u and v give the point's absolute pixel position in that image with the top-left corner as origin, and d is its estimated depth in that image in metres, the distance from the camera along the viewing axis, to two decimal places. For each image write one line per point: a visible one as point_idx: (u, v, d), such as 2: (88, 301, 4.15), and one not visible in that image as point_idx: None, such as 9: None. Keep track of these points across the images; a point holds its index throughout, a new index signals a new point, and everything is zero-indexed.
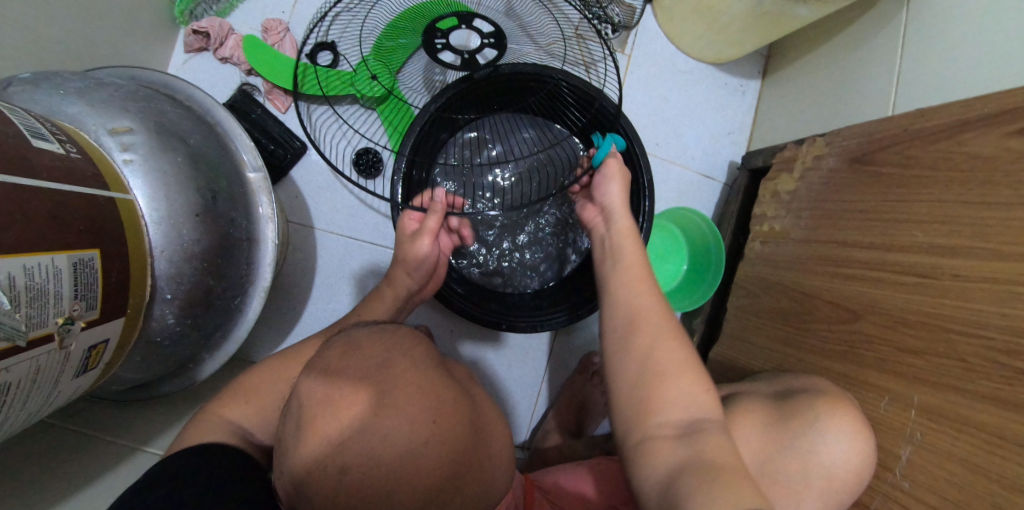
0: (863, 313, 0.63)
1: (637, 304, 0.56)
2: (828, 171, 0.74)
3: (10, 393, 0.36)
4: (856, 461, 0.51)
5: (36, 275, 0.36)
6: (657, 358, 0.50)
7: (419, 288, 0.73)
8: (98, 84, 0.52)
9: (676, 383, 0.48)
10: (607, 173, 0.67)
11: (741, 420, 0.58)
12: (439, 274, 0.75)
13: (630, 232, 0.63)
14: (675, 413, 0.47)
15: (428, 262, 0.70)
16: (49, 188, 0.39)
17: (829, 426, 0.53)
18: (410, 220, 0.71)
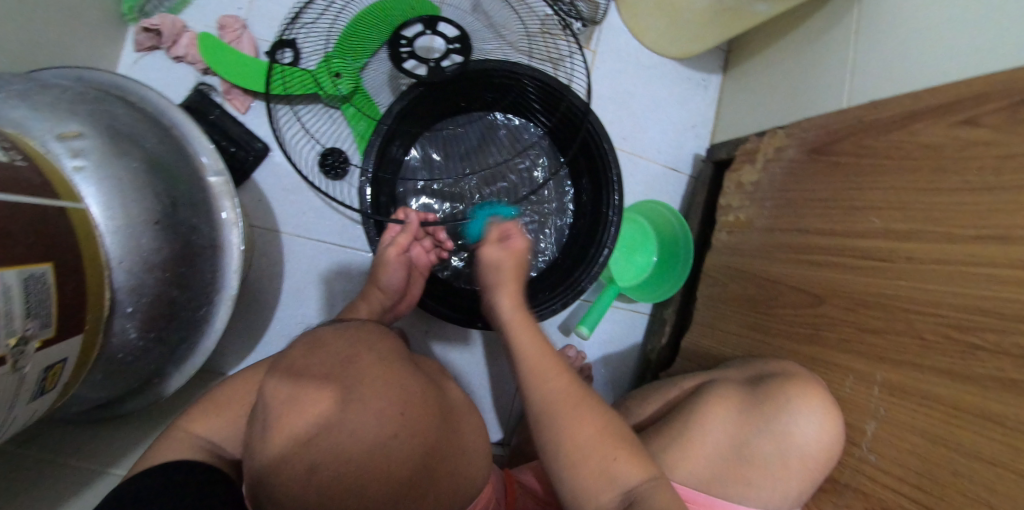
0: (826, 297, 0.66)
1: (545, 393, 0.55)
2: (788, 162, 0.76)
3: None
4: (827, 440, 0.54)
5: None
6: (572, 446, 0.51)
7: (395, 303, 0.72)
8: (42, 86, 0.48)
9: (596, 462, 0.50)
10: (487, 268, 0.62)
11: (715, 406, 0.59)
12: (416, 291, 0.74)
13: (524, 321, 0.61)
14: (609, 493, 0.49)
15: (404, 276, 0.70)
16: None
17: (801, 408, 0.55)
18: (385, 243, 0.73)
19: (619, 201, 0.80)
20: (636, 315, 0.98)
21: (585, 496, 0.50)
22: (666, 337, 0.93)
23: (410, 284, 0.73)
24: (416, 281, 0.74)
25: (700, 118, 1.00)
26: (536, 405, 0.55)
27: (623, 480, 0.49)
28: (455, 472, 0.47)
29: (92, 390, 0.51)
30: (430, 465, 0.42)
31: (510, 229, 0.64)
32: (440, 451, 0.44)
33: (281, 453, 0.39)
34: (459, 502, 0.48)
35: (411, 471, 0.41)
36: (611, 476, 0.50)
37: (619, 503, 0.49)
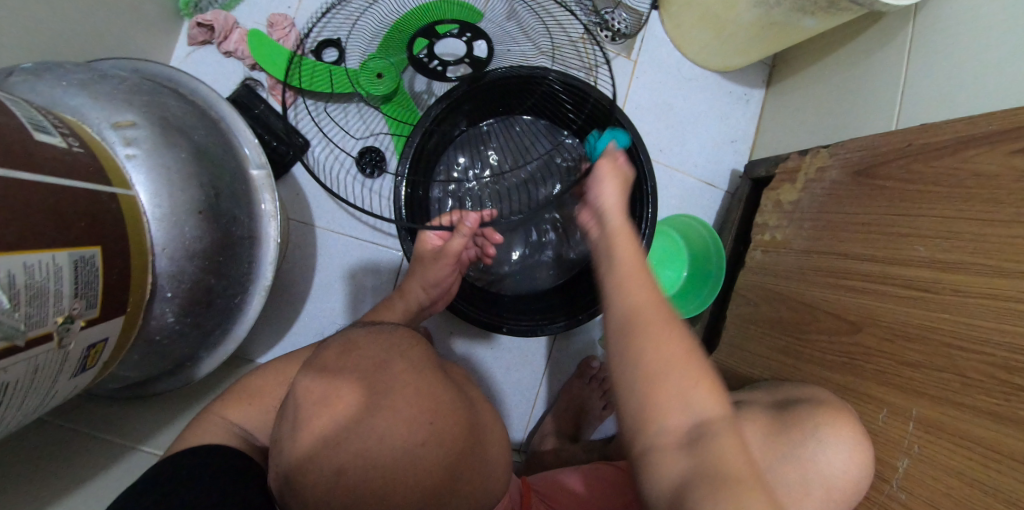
0: (864, 325, 0.64)
1: (629, 298, 0.49)
2: (831, 183, 0.73)
3: (9, 393, 0.36)
4: (853, 471, 0.51)
5: (36, 273, 0.35)
6: (654, 358, 0.46)
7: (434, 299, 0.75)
8: (101, 76, 0.51)
9: (669, 382, 0.45)
10: (599, 174, 0.59)
11: (740, 430, 0.58)
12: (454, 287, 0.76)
13: (627, 227, 0.55)
14: (675, 418, 0.44)
15: (445, 276, 0.72)
16: (51, 183, 0.38)
17: (830, 436, 0.53)
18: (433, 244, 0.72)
19: (653, 214, 0.79)
20: None
21: (653, 404, 0.45)
22: None
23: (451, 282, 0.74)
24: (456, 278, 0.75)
25: (740, 131, 0.97)
26: (620, 311, 0.49)
27: (696, 409, 0.44)
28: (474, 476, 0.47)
29: (130, 370, 0.53)
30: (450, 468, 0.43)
31: (621, 156, 0.62)
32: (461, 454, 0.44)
33: (306, 446, 0.40)
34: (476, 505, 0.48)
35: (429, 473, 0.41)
36: (686, 402, 0.44)
37: (686, 431, 0.43)
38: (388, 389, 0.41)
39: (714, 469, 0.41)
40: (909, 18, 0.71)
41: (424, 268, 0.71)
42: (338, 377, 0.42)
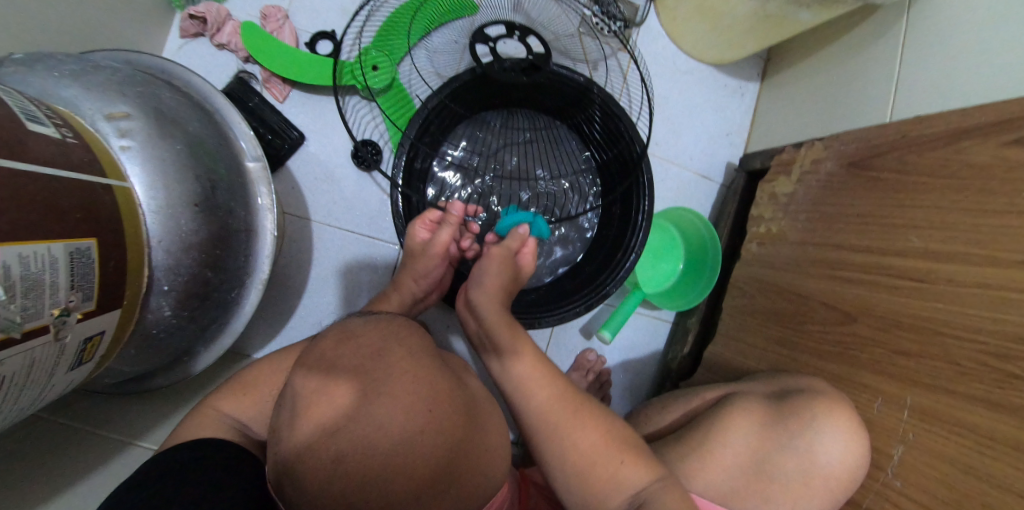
0: (860, 316, 0.64)
1: (529, 392, 0.56)
2: (826, 175, 0.74)
3: (5, 386, 0.35)
4: (851, 460, 0.52)
5: (32, 264, 0.35)
6: (578, 448, 0.53)
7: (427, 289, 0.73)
8: (93, 67, 0.50)
9: (605, 467, 0.52)
10: (487, 260, 0.63)
11: (735, 423, 0.58)
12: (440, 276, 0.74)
13: (505, 322, 0.59)
14: (619, 496, 0.51)
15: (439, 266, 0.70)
16: (45, 173, 0.38)
17: (826, 427, 0.53)
18: (428, 238, 0.68)
19: (650, 206, 0.80)
20: (659, 322, 0.96)
21: (592, 496, 0.52)
22: (688, 347, 0.91)
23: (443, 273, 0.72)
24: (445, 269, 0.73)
25: (736, 125, 0.97)
26: (532, 414, 0.55)
27: (631, 483, 0.51)
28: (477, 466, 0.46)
29: (126, 364, 0.52)
30: (452, 460, 0.43)
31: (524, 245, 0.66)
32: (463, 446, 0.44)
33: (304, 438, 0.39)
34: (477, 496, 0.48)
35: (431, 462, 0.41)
36: (619, 480, 0.52)
37: (628, 504, 0.51)
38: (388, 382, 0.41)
39: None
40: (903, 11, 0.71)
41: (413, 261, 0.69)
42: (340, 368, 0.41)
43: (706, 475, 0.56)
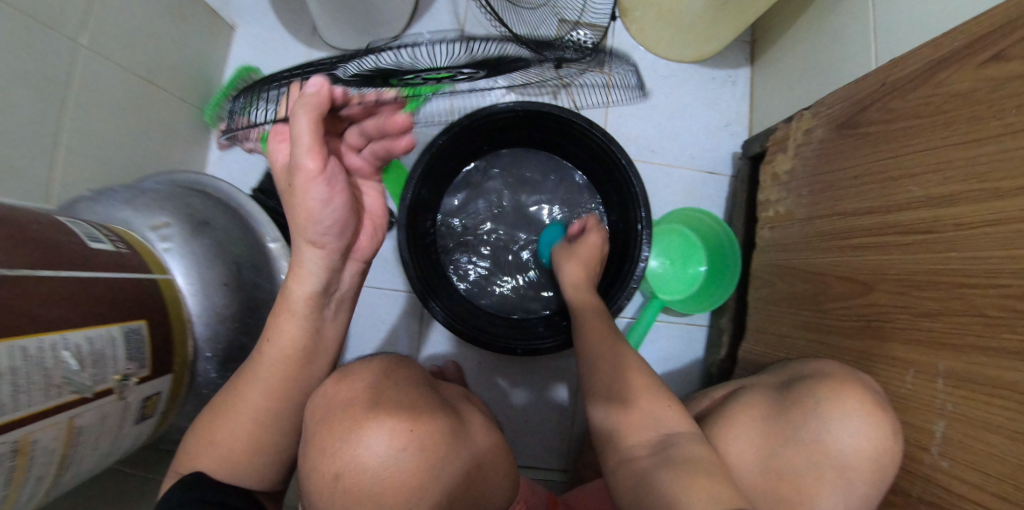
0: (876, 284, 0.59)
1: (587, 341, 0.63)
2: (818, 143, 0.70)
3: (84, 436, 0.45)
4: (865, 448, 0.47)
5: (97, 342, 0.46)
6: (625, 388, 0.55)
7: (342, 267, 0.56)
8: (142, 192, 0.64)
9: (641, 406, 0.53)
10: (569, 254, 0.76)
11: (740, 417, 0.55)
12: (366, 242, 0.58)
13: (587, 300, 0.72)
14: (645, 434, 0.51)
15: (348, 222, 0.52)
16: (109, 278, 0.49)
17: (832, 411, 0.48)
18: (313, 182, 0.48)
19: (647, 216, 0.82)
20: (692, 327, 0.93)
21: (626, 430, 0.52)
22: (725, 349, 0.87)
23: (326, 214, 0.50)
24: (333, 223, 0.51)
25: (733, 114, 0.96)
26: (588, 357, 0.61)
27: (669, 424, 0.51)
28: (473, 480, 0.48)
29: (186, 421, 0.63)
30: (436, 468, 0.46)
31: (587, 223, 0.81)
32: (451, 457, 0.47)
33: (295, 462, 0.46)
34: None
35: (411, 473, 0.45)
36: (658, 419, 0.52)
37: (657, 440, 0.50)
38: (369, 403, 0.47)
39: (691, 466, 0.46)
40: None
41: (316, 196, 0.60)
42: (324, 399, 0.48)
43: (732, 449, 0.53)
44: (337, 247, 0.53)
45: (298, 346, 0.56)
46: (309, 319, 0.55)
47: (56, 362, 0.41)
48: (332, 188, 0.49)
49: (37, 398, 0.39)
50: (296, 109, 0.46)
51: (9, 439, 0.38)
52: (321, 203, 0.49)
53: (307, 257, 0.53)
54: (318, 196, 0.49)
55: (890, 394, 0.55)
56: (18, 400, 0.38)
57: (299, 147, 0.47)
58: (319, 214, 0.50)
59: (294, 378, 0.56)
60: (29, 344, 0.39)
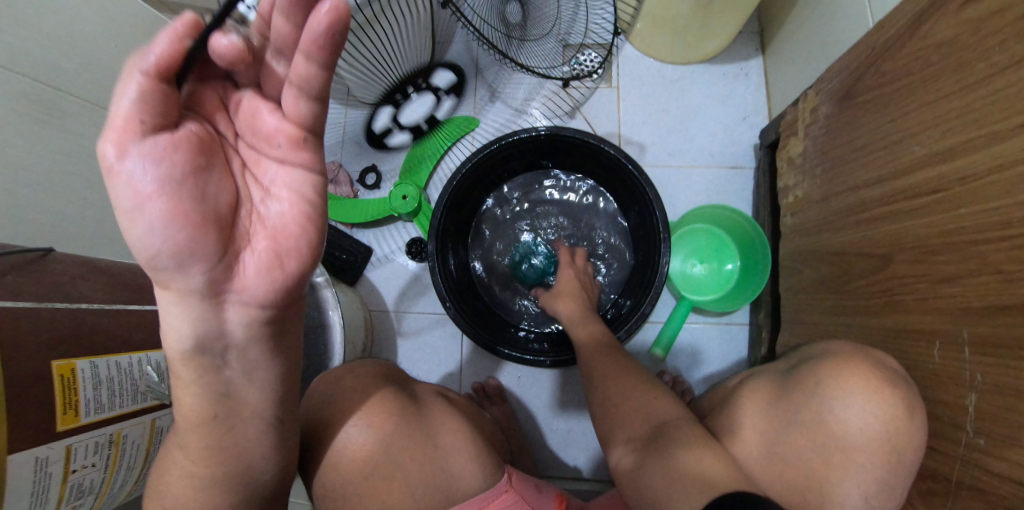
0: (894, 255, 0.54)
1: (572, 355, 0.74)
2: (825, 120, 0.69)
3: (163, 434, 0.55)
4: (874, 427, 0.46)
5: (173, 359, 0.57)
6: (611, 392, 0.64)
7: (210, 311, 0.38)
8: None
9: (625, 408, 0.62)
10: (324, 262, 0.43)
11: (749, 402, 0.56)
12: (261, 280, 0.38)
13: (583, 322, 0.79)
14: (637, 430, 0.58)
15: (198, 227, 0.34)
16: (183, 309, 0.61)
17: (833, 392, 0.48)
18: (133, 156, 0.31)
19: (663, 216, 0.80)
20: (733, 327, 0.88)
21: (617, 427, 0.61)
22: (766, 346, 0.82)
23: (274, 223, 0.38)
24: (259, 256, 0.38)
25: (751, 106, 0.94)
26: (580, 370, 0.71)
27: (656, 413, 0.59)
28: (428, 462, 0.61)
29: None
30: (388, 448, 0.60)
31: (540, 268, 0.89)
32: (404, 439, 0.62)
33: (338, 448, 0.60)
34: (443, 491, 0.60)
35: (369, 451, 0.60)
36: (647, 412, 0.60)
37: (647, 434, 0.57)
38: (343, 401, 0.64)
39: (682, 472, 0.48)
40: None
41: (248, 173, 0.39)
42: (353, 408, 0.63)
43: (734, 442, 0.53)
44: (206, 275, 0.36)
45: (205, 402, 0.41)
46: (208, 370, 0.39)
47: (141, 374, 0.52)
48: (170, 173, 0.33)
49: (127, 400, 0.50)
50: (128, 69, 0.31)
51: (108, 432, 0.48)
52: (150, 226, 0.33)
53: (170, 297, 0.36)
54: (142, 168, 0.32)
55: (918, 371, 0.50)
56: (113, 402, 0.49)
57: (116, 130, 0.31)
58: (154, 244, 0.33)
59: (213, 427, 0.42)
60: (123, 360, 0.50)
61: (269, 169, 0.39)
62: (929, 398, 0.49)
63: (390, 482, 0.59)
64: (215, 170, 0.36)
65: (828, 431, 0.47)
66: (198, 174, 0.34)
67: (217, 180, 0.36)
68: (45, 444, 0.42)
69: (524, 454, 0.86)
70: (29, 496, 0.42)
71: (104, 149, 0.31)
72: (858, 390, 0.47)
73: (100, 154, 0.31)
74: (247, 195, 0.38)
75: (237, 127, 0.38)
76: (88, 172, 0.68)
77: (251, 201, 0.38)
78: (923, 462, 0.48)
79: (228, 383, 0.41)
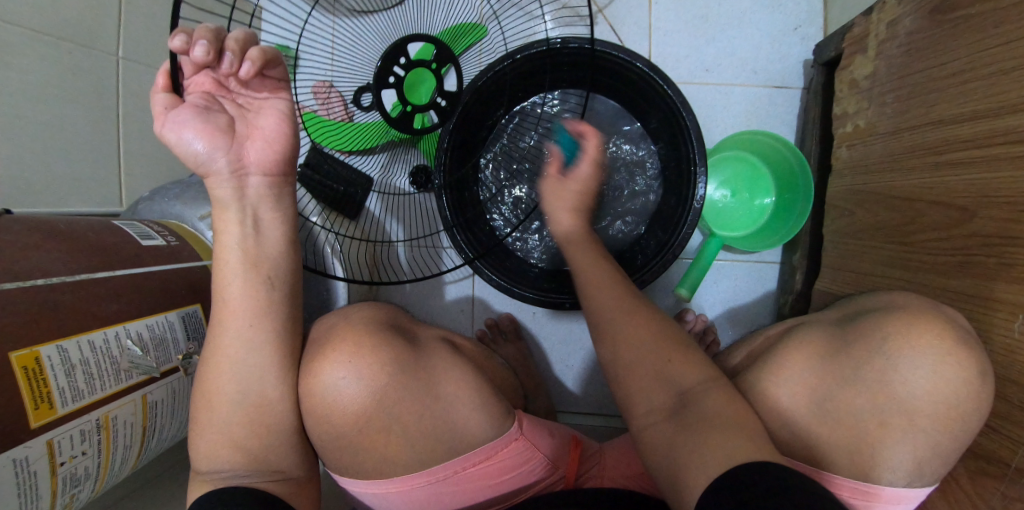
0: (979, 209, 0.47)
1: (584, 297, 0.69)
2: (905, 37, 0.57)
3: (159, 409, 0.52)
4: (943, 385, 0.41)
5: (157, 328, 0.52)
6: None
7: (239, 184, 0.49)
8: (188, 185, 0.69)
9: None
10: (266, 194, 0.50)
11: (794, 353, 0.50)
12: (262, 153, 0.49)
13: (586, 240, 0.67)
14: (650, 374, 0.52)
15: (218, 136, 0.46)
16: (163, 270, 0.55)
17: (907, 345, 0.43)
18: (176, 125, 0.45)
19: (701, 154, 0.71)
20: (764, 265, 0.83)
21: None
22: (798, 289, 0.77)
23: (261, 124, 0.49)
24: (257, 144, 0.48)
25: (805, 14, 0.80)
26: None
27: None
28: (430, 415, 0.53)
29: None
30: (386, 403, 0.51)
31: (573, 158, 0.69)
32: (404, 390, 0.52)
33: (333, 408, 0.51)
34: (446, 442, 0.54)
35: (364, 403, 0.51)
36: None
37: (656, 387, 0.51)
38: (328, 339, 0.54)
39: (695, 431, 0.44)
40: None
41: (215, 121, 0.46)
42: (370, 362, 0.52)
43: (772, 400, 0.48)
44: (231, 163, 0.47)
45: (246, 302, 0.50)
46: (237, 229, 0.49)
47: (121, 350, 0.48)
48: (203, 126, 0.46)
49: (109, 382, 0.46)
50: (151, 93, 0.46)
51: (93, 418, 0.45)
52: (201, 149, 0.46)
53: (214, 184, 0.48)
54: (191, 139, 0.45)
55: (991, 344, 0.45)
56: (93, 386, 0.45)
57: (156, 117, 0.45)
58: (198, 151, 0.46)
59: (242, 338, 0.49)
60: (95, 337, 0.46)
61: (244, 93, 0.49)
62: (1000, 376, 0.44)
63: (388, 435, 0.52)
64: (220, 109, 0.47)
65: (890, 390, 0.42)
66: (205, 113, 0.46)
67: (217, 113, 0.47)
68: (21, 444, 0.40)
69: (542, 396, 0.85)
70: (14, 498, 0.40)
71: (159, 130, 0.45)
72: (933, 350, 0.42)
73: (159, 132, 0.45)
74: (244, 105, 0.49)
75: (214, 77, 0.47)
76: (47, 111, 0.58)
77: (239, 111, 0.48)
78: (978, 441, 0.45)
79: (246, 248, 0.50)
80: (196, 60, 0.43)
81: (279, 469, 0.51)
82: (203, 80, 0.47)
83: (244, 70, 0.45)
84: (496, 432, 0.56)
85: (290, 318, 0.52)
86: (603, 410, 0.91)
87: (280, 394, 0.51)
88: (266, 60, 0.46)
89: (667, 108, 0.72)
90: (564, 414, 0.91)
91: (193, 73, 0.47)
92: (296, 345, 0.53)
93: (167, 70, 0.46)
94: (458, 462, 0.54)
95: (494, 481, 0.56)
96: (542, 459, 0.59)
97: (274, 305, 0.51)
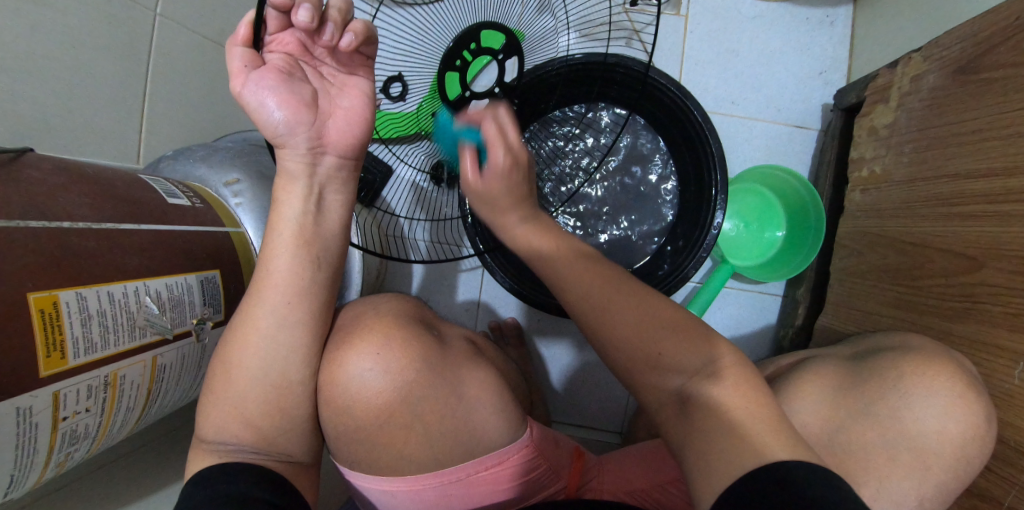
0: (988, 260, 0.50)
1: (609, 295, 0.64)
2: (928, 92, 0.61)
3: (167, 372, 0.51)
4: (950, 432, 0.45)
5: (175, 289, 0.51)
6: None
7: (312, 161, 0.49)
8: (214, 150, 0.68)
9: None
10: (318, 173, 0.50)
11: (809, 384, 0.52)
12: (341, 133, 0.49)
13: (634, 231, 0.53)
14: None
15: (302, 109, 0.47)
16: (189, 230, 0.54)
17: (920, 389, 0.46)
18: (257, 89, 0.46)
19: (722, 177, 0.73)
20: (767, 296, 0.85)
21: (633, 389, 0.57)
22: (801, 320, 0.80)
23: (343, 104, 0.50)
24: (337, 122, 0.49)
25: (829, 60, 0.84)
26: None
27: None
28: (450, 415, 0.53)
29: None
30: (408, 396, 0.51)
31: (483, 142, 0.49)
32: (429, 387, 0.52)
33: (355, 400, 0.50)
34: (465, 444, 0.54)
35: (387, 396, 0.51)
36: None
37: None
38: (354, 329, 0.54)
39: None
40: None
41: (295, 84, 0.47)
42: (399, 359, 0.51)
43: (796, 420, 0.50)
44: (310, 139, 0.48)
45: (288, 275, 0.50)
46: (300, 202, 0.50)
47: (139, 307, 0.46)
48: (285, 95, 0.47)
49: (123, 338, 0.45)
50: (231, 45, 0.46)
51: (103, 374, 0.44)
52: (281, 119, 0.47)
53: (286, 156, 0.49)
54: (273, 106, 0.46)
55: (992, 387, 0.48)
56: (106, 340, 0.43)
57: (236, 76, 0.46)
58: (277, 120, 0.47)
59: (269, 310, 0.49)
60: (115, 289, 0.44)
61: (327, 65, 0.50)
62: (1002, 419, 0.47)
63: (408, 433, 0.52)
64: (301, 78, 0.48)
65: (903, 428, 0.46)
66: (288, 81, 0.47)
67: (299, 82, 0.48)
68: (28, 392, 0.38)
69: (540, 402, 0.86)
70: (12, 448, 0.39)
71: (238, 89, 0.45)
72: (943, 393, 0.45)
73: (238, 91, 0.46)
74: (325, 78, 0.50)
75: (300, 40, 0.49)
76: (77, 56, 0.57)
77: (321, 83, 0.49)
78: (975, 480, 0.48)
79: (302, 222, 0.50)
80: (300, 22, 0.45)
81: (288, 453, 0.49)
82: (287, 40, 0.48)
83: (345, 41, 0.48)
84: (511, 436, 0.57)
85: (323, 292, 0.52)
86: (596, 423, 0.92)
87: (299, 367, 0.50)
88: (367, 35, 0.49)
89: (691, 135, 0.75)
90: (558, 424, 0.92)
91: (277, 30, 0.48)
92: (327, 324, 0.53)
93: (250, 21, 0.46)
94: (471, 466, 0.54)
95: (501, 486, 0.56)
96: (547, 468, 0.59)
97: (315, 283, 0.51)
